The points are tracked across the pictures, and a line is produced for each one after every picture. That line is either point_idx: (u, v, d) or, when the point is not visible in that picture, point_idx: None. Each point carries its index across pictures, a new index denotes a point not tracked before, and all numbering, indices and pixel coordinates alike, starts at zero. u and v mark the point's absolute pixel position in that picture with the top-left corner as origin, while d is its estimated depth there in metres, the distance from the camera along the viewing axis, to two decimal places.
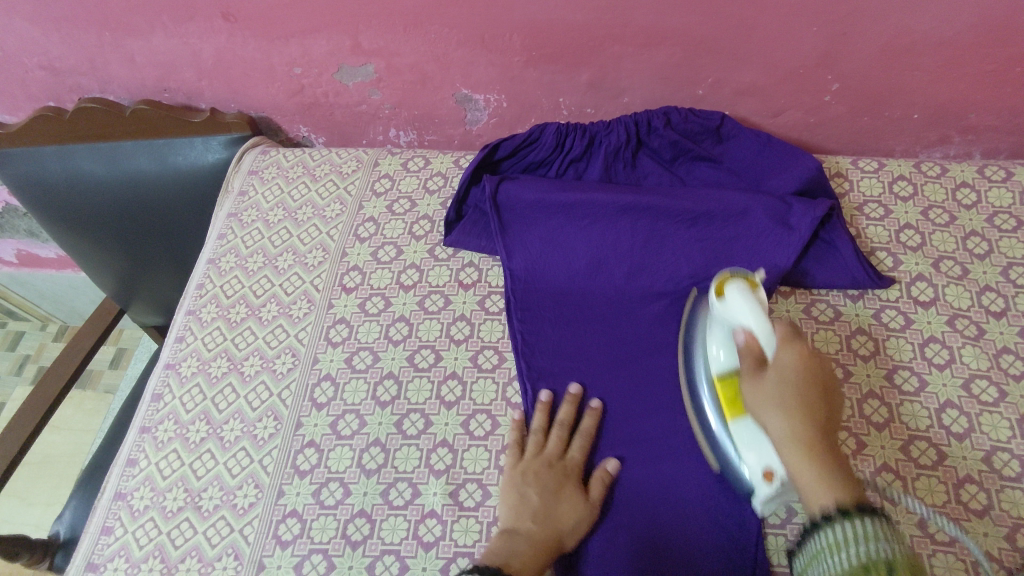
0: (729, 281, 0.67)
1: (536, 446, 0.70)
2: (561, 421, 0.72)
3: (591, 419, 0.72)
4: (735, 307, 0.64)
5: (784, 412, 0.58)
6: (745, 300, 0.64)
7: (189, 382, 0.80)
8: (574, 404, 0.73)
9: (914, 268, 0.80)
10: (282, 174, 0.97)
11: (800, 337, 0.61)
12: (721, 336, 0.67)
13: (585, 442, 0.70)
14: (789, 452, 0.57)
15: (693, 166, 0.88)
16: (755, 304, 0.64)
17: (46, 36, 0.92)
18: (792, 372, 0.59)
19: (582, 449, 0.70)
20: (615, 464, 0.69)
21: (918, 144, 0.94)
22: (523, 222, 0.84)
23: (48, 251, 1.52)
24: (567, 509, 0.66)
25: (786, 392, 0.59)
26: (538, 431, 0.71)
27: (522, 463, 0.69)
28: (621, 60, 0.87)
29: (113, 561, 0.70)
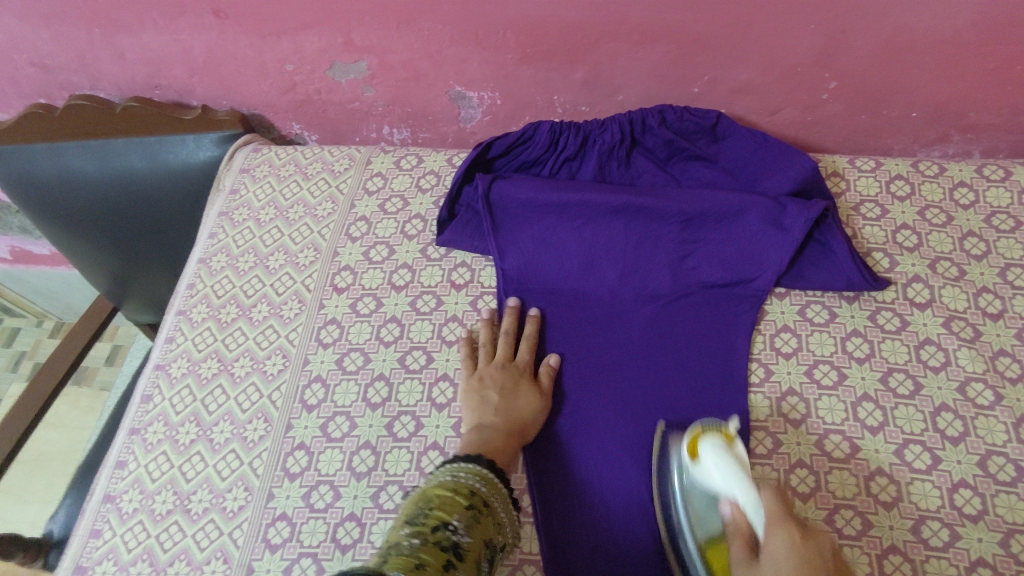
0: (703, 438, 0.62)
1: (491, 355, 0.75)
2: (506, 330, 0.77)
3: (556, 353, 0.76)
4: (719, 474, 0.59)
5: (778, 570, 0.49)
6: (725, 464, 0.59)
7: (179, 384, 0.80)
8: (514, 316, 0.78)
9: (910, 269, 0.79)
10: (274, 173, 0.96)
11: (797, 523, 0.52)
12: (707, 502, 0.62)
13: (530, 342, 0.76)
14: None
15: (688, 165, 0.87)
16: (738, 470, 0.59)
17: (36, 31, 0.91)
18: (794, 546, 0.50)
19: (527, 348, 0.76)
20: (555, 356, 0.76)
21: (917, 143, 0.93)
22: (516, 222, 0.83)
23: (42, 247, 1.51)
24: (525, 398, 0.71)
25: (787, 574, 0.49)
26: (487, 343, 0.76)
27: (478, 372, 0.74)
28: (615, 58, 0.86)
29: (101, 564, 0.69)
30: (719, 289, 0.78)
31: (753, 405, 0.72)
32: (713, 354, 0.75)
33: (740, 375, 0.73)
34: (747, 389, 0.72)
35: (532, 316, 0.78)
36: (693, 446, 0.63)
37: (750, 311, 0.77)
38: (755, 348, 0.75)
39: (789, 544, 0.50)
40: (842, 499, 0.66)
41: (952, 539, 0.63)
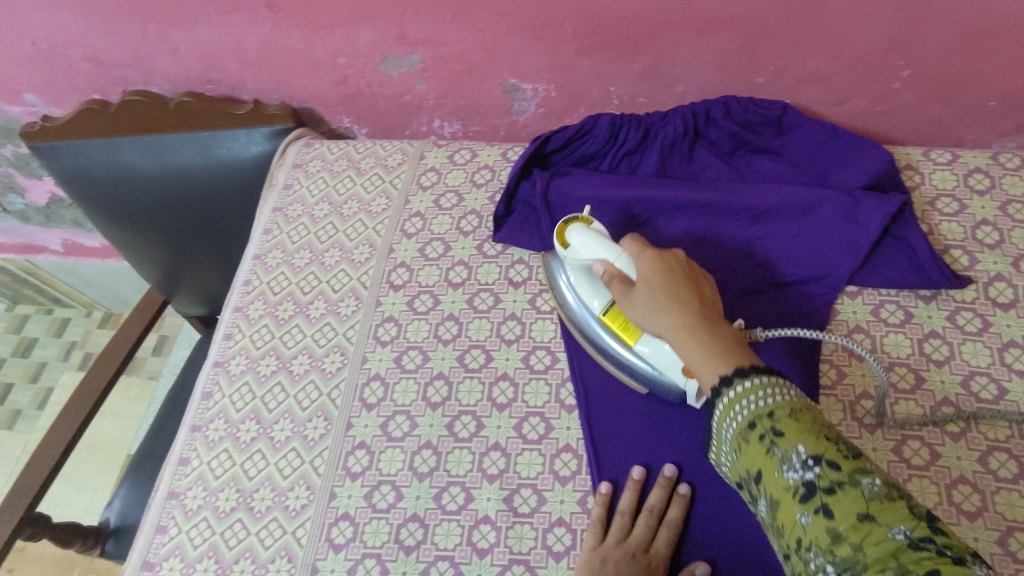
0: (570, 228, 0.71)
1: (622, 530, 0.65)
2: (650, 507, 0.66)
3: (681, 510, 0.65)
4: (585, 245, 0.69)
5: (664, 308, 0.59)
6: (592, 236, 0.69)
7: (239, 380, 0.80)
8: (666, 489, 0.66)
9: (991, 268, 0.75)
10: (327, 167, 0.95)
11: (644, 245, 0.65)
12: (587, 283, 0.71)
13: (670, 533, 0.65)
14: (680, 340, 0.58)
15: (752, 158, 0.84)
16: (600, 236, 0.69)
17: (91, 28, 0.92)
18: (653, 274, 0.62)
19: (668, 543, 0.64)
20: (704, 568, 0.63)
21: (992, 133, 0.88)
22: (575, 219, 0.81)
23: (94, 240, 1.54)
24: None
25: (655, 290, 0.61)
26: (625, 515, 0.65)
27: (604, 546, 0.63)
28: (677, 48, 0.83)
29: (168, 560, 0.70)
30: (788, 286, 0.75)
31: (826, 408, 0.69)
32: (784, 356, 0.72)
33: (814, 377, 0.70)
34: (820, 393, 0.70)
35: (681, 491, 0.66)
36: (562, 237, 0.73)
37: (821, 310, 0.74)
38: (827, 349, 0.73)
39: (651, 261, 0.63)
40: (923, 508, 0.63)
41: None
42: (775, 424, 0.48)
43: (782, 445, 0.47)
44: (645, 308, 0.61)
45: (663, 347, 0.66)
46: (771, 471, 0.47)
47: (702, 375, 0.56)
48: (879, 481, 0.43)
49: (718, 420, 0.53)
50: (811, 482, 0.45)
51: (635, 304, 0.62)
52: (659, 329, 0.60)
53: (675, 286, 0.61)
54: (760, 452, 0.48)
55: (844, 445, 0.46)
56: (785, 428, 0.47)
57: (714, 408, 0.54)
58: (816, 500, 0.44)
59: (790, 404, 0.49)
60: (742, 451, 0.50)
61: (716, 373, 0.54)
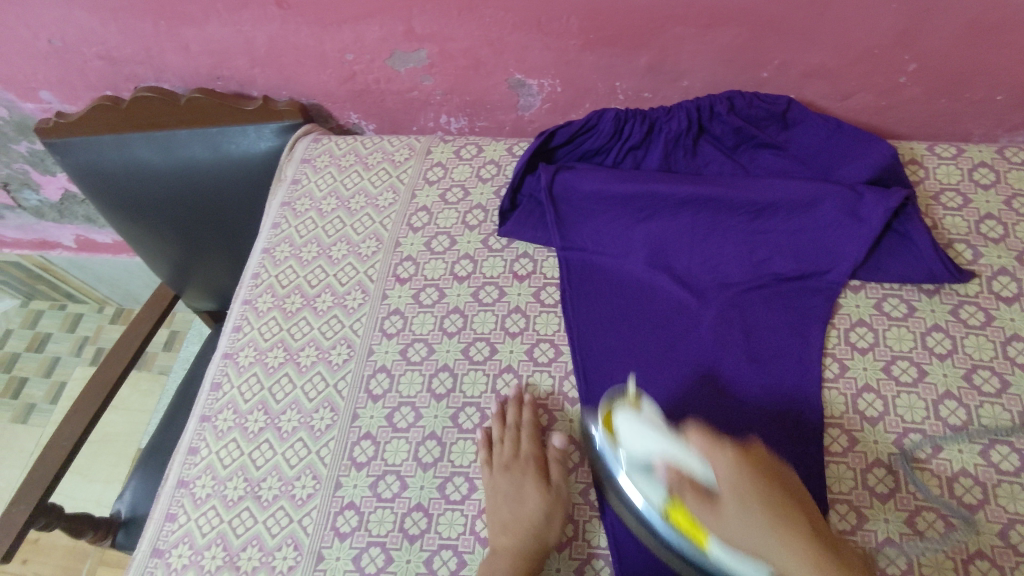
0: (617, 413, 0.63)
1: (496, 456, 0.70)
2: (511, 422, 0.71)
3: (529, 411, 0.72)
4: (639, 437, 0.59)
5: (771, 533, 0.47)
6: (653, 429, 0.58)
7: (247, 372, 0.81)
8: (516, 402, 0.73)
9: (996, 261, 0.75)
10: (335, 163, 0.96)
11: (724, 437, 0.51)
12: (648, 478, 0.60)
13: (530, 430, 0.71)
14: (778, 551, 0.47)
15: (756, 153, 0.84)
16: (658, 429, 0.58)
17: (105, 25, 0.93)
18: (739, 483, 0.49)
19: (529, 439, 0.70)
20: (560, 437, 0.71)
21: (999, 127, 0.88)
22: (580, 213, 0.82)
23: (106, 235, 1.56)
24: (533, 505, 0.66)
25: (747, 507, 0.48)
26: (498, 441, 0.71)
27: (490, 477, 0.69)
28: (682, 43, 0.83)
29: (177, 547, 0.71)
30: (791, 280, 0.76)
31: (828, 401, 0.70)
32: (786, 349, 0.72)
33: (815, 370, 0.71)
34: (821, 386, 0.70)
35: (527, 399, 0.73)
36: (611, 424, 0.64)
37: (824, 304, 0.74)
38: (829, 343, 0.73)
39: (733, 462, 0.50)
40: (924, 500, 0.63)
41: None
42: None
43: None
44: (734, 526, 0.49)
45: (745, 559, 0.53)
46: None
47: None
48: None
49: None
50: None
51: (721, 525, 0.50)
52: (763, 552, 0.48)
53: (771, 491, 0.49)
54: None
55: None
56: None
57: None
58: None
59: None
60: None
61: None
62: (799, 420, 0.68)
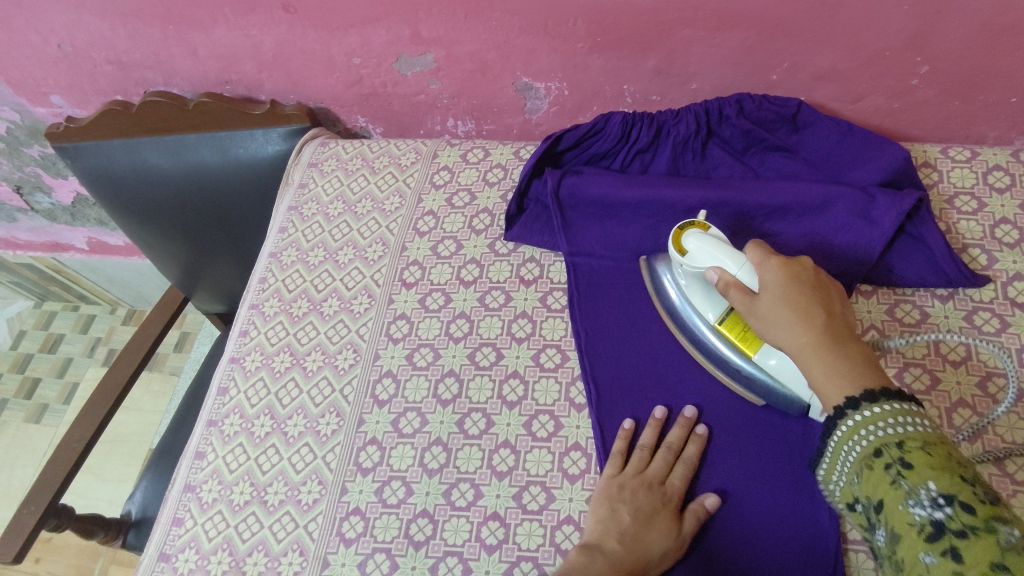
0: (687, 236, 0.70)
1: (641, 463, 0.67)
2: (670, 445, 0.68)
3: (697, 445, 0.68)
4: (704, 253, 0.68)
5: (801, 304, 0.59)
6: (713, 244, 0.67)
7: (254, 376, 0.81)
8: (685, 429, 0.69)
9: (1011, 267, 0.74)
10: (342, 167, 0.96)
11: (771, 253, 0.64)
12: (701, 293, 0.71)
13: (687, 469, 0.67)
14: (811, 357, 0.57)
15: (766, 155, 0.83)
16: (723, 245, 0.67)
17: (114, 30, 0.94)
18: (789, 270, 0.62)
19: (684, 477, 0.66)
20: (714, 500, 0.65)
21: (1015, 130, 0.87)
22: (588, 218, 0.82)
23: (117, 238, 1.57)
24: (656, 536, 0.62)
25: (796, 290, 0.60)
26: (646, 450, 0.68)
27: (623, 478, 0.66)
28: (690, 45, 0.83)
29: (184, 552, 0.71)
30: None
31: None
32: None
33: None
34: None
35: (700, 432, 0.68)
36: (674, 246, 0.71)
37: None
38: None
39: (781, 268, 0.62)
40: None
41: None
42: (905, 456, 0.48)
43: (909, 478, 0.48)
44: (771, 318, 0.60)
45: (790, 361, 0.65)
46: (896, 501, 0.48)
47: (824, 396, 0.56)
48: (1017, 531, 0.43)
49: (836, 443, 0.54)
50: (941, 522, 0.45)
51: (764, 305, 0.61)
52: (800, 354, 0.58)
53: (806, 300, 0.60)
54: (884, 479, 0.49)
55: (980, 488, 0.46)
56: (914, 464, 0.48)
57: (833, 428, 0.54)
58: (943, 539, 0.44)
59: (924, 436, 0.49)
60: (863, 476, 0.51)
61: (842, 394, 0.54)
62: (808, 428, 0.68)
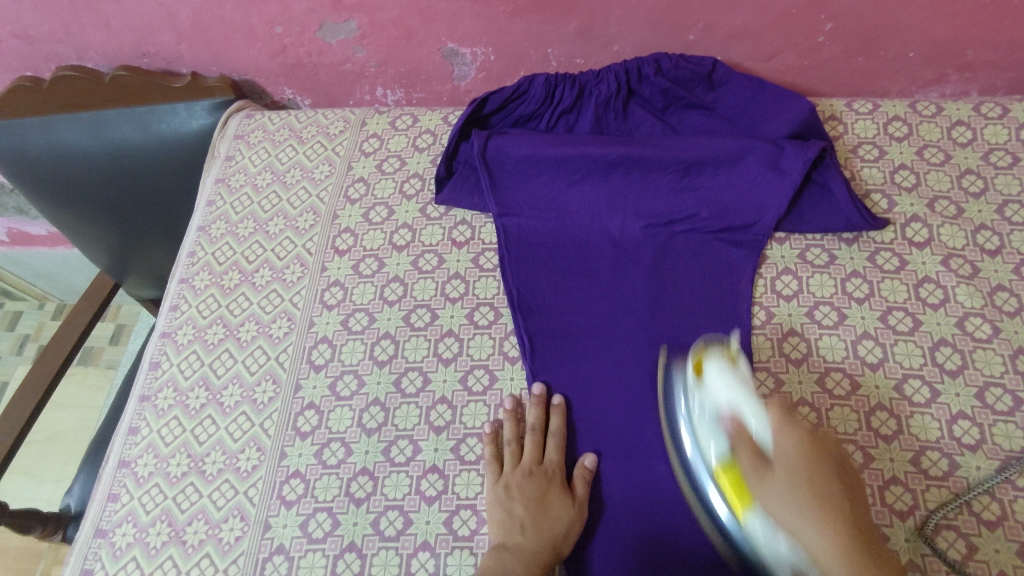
0: (707, 359, 0.63)
1: (514, 455, 0.68)
2: (532, 425, 0.69)
3: (559, 419, 0.70)
4: (723, 389, 0.59)
5: (801, 506, 0.50)
6: (730, 383, 0.59)
7: (186, 350, 0.80)
8: (541, 406, 0.71)
9: (909, 209, 0.79)
10: (268, 137, 0.95)
11: (796, 422, 0.55)
12: (708, 426, 0.60)
13: (557, 440, 0.69)
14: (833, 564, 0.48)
15: (685, 114, 0.86)
16: (748, 393, 0.58)
17: (17, 2, 0.90)
18: (798, 464, 0.53)
19: (557, 449, 0.68)
20: (590, 457, 0.68)
21: (915, 84, 0.92)
22: (515, 178, 0.83)
23: (40, 228, 1.51)
24: (555, 514, 0.64)
25: (800, 485, 0.51)
26: (513, 439, 0.69)
27: (503, 475, 0.67)
28: (608, 7, 0.85)
29: (121, 526, 0.71)
30: (720, 233, 0.78)
31: (756, 346, 0.73)
32: (716, 300, 0.75)
33: (744, 317, 0.74)
34: (750, 331, 0.73)
35: (555, 404, 0.71)
36: (698, 368, 0.64)
37: (751, 255, 0.77)
38: (757, 292, 0.76)
39: (784, 418, 0.55)
40: (844, 434, 0.67)
41: (951, 469, 0.64)
42: None
43: None
44: (780, 497, 0.52)
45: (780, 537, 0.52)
46: None
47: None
48: None
49: None
50: None
51: (771, 494, 0.52)
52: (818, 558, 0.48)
53: (818, 487, 0.51)
54: None
55: None
56: None
57: None
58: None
59: None
60: None
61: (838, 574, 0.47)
62: None
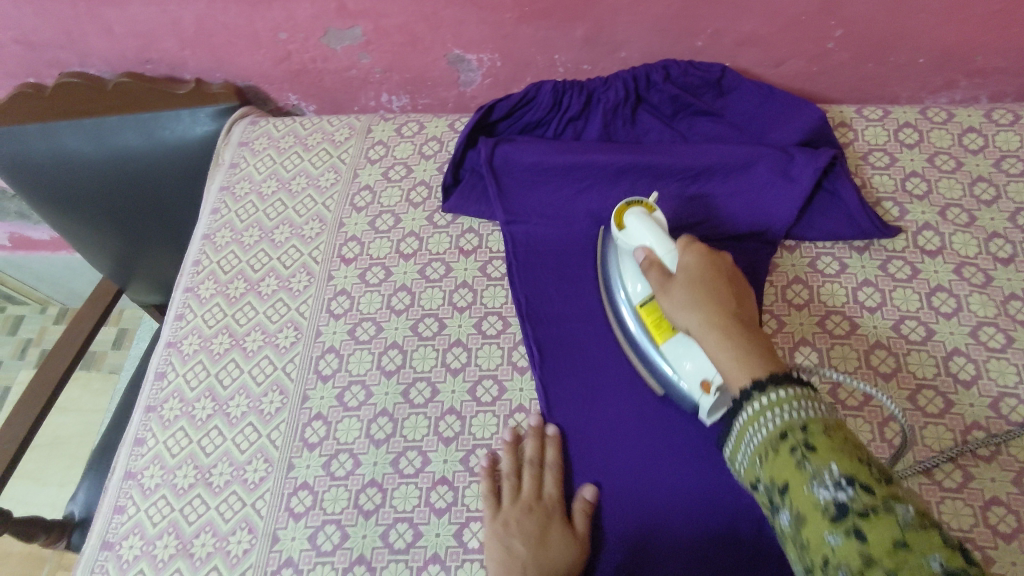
0: (627, 211, 0.70)
1: (513, 490, 0.67)
2: (529, 459, 0.68)
3: (556, 451, 0.69)
4: (637, 233, 0.68)
5: (698, 309, 0.59)
6: (642, 221, 0.68)
7: (192, 359, 0.80)
8: (537, 437, 0.69)
9: (920, 217, 0.78)
10: (274, 145, 0.95)
11: (693, 247, 0.65)
12: (631, 270, 0.70)
13: (554, 472, 0.68)
14: (716, 335, 0.56)
15: (694, 121, 0.86)
16: (659, 227, 0.68)
17: (19, 9, 0.89)
18: (693, 270, 0.62)
19: (555, 482, 0.67)
20: (589, 489, 0.66)
21: (924, 90, 0.92)
22: (523, 186, 0.83)
23: (42, 233, 1.51)
24: (556, 550, 0.63)
25: (695, 290, 0.60)
26: (511, 474, 0.67)
27: (502, 512, 0.65)
28: (616, 14, 0.84)
29: (127, 539, 0.70)
30: (731, 241, 0.78)
31: None
32: None
33: None
34: None
35: (549, 434, 0.70)
36: (619, 219, 0.72)
37: (762, 263, 0.76)
38: (767, 301, 0.75)
39: (692, 262, 0.63)
40: None
41: (966, 480, 0.64)
42: (809, 438, 0.45)
43: (813, 459, 0.44)
44: (679, 300, 0.61)
45: (689, 362, 0.64)
46: (799, 484, 0.44)
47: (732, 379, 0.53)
48: (912, 511, 0.40)
49: (744, 424, 0.50)
50: (843, 504, 0.41)
51: (670, 296, 0.62)
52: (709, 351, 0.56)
53: (711, 287, 0.60)
54: (788, 461, 0.45)
55: (877, 469, 0.43)
56: (818, 444, 0.44)
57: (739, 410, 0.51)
58: (846, 522, 0.40)
59: (823, 422, 0.46)
60: (769, 459, 0.47)
61: (746, 375, 0.52)
62: None
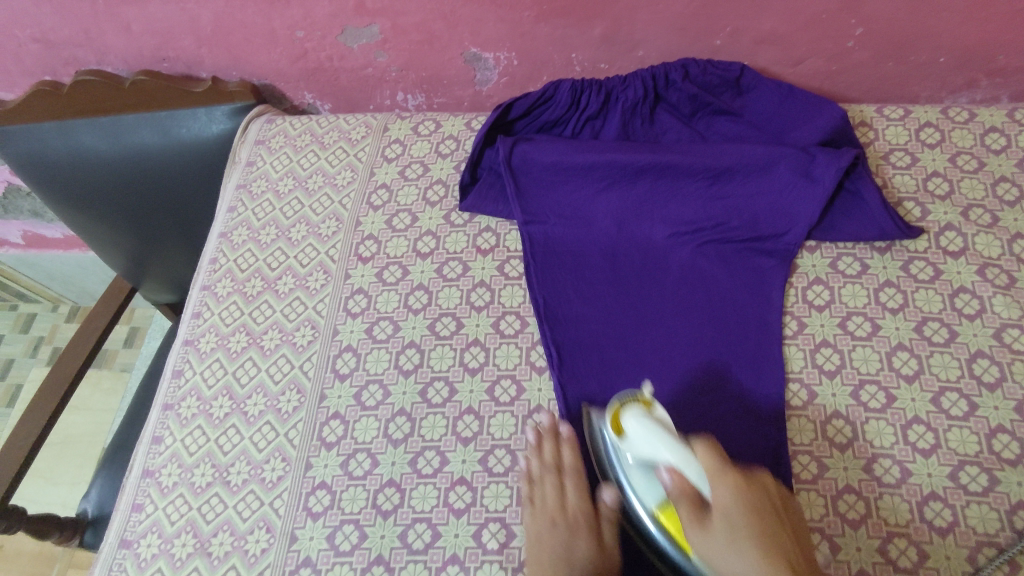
0: (625, 411, 0.63)
1: (536, 500, 0.65)
2: (548, 464, 0.66)
3: (573, 453, 0.67)
4: (644, 440, 0.60)
5: (743, 552, 0.50)
6: (650, 429, 0.59)
7: (209, 357, 0.80)
8: (553, 440, 0.68)
9: (942, 218, 0.78)
10: (290, 143, 0.95)
11: (728, 469, 0.55)
12: (644, 467, 0.62)
13: (575, 477, 0.67)
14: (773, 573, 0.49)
15: (712, 120, 0.85)
16: (664, 432, 0.59)
17: (37, 6, 0.89)
18: (733, 512, 0.53)
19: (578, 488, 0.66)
20: (612, 494, 0.66)
21: (944, 89, 0.91)
22: (541, 186, 0.82)
23: (55, 231, 1.51)
24: (581, 562, 0.63)
25: (737, 535, 0.51)
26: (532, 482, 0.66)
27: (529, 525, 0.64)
28: (635, 12, 0.84)
29: (146, 537, 0.70)
30: (751, 242, 0.77)
31: (787, 356, 0.71)
32: (747, 309, 0.74)
33: (775, 327, 0.73)
34: (781, 341, 0.72)
35: (563, 434, 0.68)
36: (617, 422, 0.64)
37: (782, 263, 0.76)
38: (788, 301, 0.75)
39: (732, 491, 0.53)
40: (880, 448, 0.66)
41: (992, 484, 0.63)
42: None
43: None
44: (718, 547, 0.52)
45: None
46: None
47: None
48: None
49: None
50: None
51: (712, 549, 0.52)
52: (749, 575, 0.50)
53: (755, 524, 0.52)
54: None
55: None
56: None
57: None
58: None
59: None
60: None
61: None
62: (760, 377, 0.70)
